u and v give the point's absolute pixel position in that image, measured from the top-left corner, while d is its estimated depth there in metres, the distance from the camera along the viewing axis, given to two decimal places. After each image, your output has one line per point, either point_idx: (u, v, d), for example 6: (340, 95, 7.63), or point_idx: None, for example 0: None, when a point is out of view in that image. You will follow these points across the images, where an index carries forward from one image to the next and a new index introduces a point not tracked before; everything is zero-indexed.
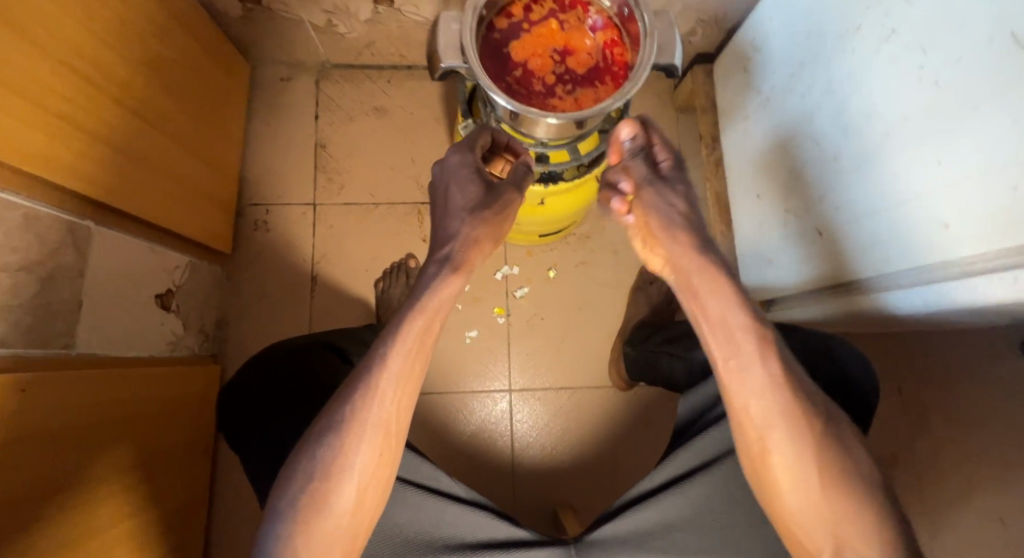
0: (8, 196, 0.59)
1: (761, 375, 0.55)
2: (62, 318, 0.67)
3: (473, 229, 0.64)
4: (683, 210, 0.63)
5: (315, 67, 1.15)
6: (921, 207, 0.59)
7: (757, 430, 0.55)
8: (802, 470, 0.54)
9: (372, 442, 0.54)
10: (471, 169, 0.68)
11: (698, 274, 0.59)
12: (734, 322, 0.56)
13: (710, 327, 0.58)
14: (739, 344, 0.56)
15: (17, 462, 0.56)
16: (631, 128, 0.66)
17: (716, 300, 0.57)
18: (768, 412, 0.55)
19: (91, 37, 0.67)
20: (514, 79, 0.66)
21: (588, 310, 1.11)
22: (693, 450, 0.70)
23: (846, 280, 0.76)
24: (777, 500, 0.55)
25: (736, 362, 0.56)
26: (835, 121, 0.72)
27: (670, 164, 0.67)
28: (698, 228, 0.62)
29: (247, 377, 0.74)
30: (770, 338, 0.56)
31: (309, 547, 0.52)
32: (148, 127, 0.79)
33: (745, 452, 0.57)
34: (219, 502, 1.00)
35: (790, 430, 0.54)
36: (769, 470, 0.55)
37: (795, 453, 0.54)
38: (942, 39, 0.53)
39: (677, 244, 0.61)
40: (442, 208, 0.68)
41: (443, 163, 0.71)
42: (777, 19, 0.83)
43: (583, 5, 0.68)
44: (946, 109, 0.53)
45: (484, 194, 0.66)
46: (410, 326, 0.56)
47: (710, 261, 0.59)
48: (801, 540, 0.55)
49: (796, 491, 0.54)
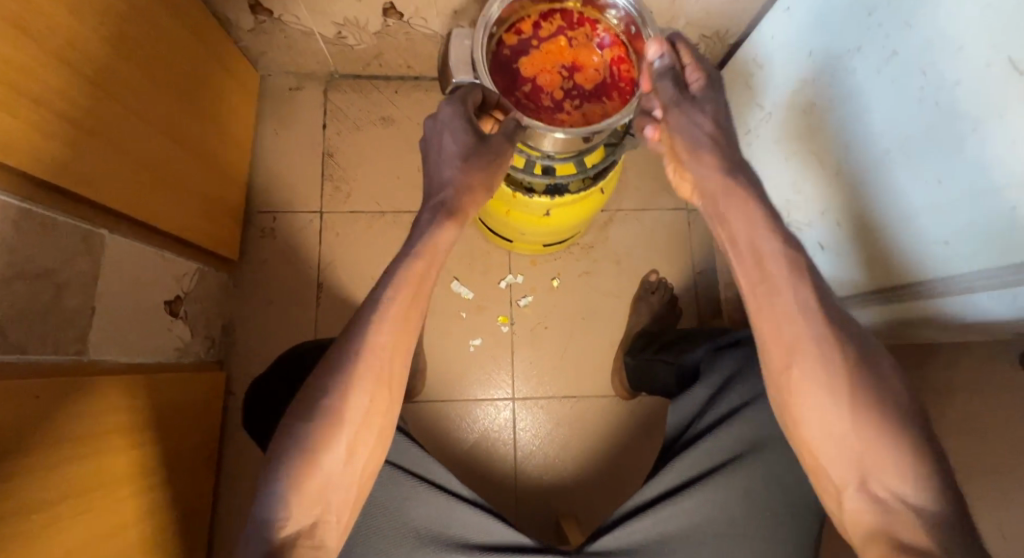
0: (34, 207, 0.61)
1: (786, 304, 0.55)
2: (76, 324, 0.68)
3: (467, 177, 0.64)
4: (713, 132, 0.60)
5: (323, 77, 1.17)
6: (923, 223, 0.60)
7: (784, 356, 0.56)
8: (831, 400, 0.54)
9: (369, 384, 0.55)
10: (461, 120, 0.64)
11: (725, 198, 0.58)
12: (759, 247, 0.57)
13: (738, 251, 0.58)
14: (767, 270, 0.56)
15: (29, 467, 0.56)
16: (659, 46, 0.62)
17: (741, 222, 0.57)
18: (796, 340, 0.55)
19: (104, 46, 0.68)
20: (523, 94, 0.68)
21: (591, 319, 1.12)
22: (690, 461, 0.72)
23: (853, 293, 0.77)
24: (800, 433, 0.56)
25: (764, 288, 0.56)
26: (838, 136, 0.73)
27: (702, 85, 0.63)
28: (728, 148, 0.60)
29: (268, 378, 0.76)
30: (803, 263, 0.56)
31: (300, 493, 0.52)
32: (162, 136, 0.80)
33: (772, 382, 0.58)
34: (223, 510, 1.00)
35: (817, 359, 0.54)
36: (793, 401, 0.56)
37: (822, 382, 0.54)
38: (943, 61, 0.54)
39: (705, 166, 0.60)
40: (435, 157, 0.67)
41: (434, 116, 0.68)
42: (780, 37, 0.85)
43: (591, 23, 0.70)
44: (947, 128, 0.55)
45: (475, 144, 0.63)
46: (406, 271, 0.58)
47: (736, 185, 0.58)
48: (824, 476, 0.56)
49: (819, 422, 0.54)
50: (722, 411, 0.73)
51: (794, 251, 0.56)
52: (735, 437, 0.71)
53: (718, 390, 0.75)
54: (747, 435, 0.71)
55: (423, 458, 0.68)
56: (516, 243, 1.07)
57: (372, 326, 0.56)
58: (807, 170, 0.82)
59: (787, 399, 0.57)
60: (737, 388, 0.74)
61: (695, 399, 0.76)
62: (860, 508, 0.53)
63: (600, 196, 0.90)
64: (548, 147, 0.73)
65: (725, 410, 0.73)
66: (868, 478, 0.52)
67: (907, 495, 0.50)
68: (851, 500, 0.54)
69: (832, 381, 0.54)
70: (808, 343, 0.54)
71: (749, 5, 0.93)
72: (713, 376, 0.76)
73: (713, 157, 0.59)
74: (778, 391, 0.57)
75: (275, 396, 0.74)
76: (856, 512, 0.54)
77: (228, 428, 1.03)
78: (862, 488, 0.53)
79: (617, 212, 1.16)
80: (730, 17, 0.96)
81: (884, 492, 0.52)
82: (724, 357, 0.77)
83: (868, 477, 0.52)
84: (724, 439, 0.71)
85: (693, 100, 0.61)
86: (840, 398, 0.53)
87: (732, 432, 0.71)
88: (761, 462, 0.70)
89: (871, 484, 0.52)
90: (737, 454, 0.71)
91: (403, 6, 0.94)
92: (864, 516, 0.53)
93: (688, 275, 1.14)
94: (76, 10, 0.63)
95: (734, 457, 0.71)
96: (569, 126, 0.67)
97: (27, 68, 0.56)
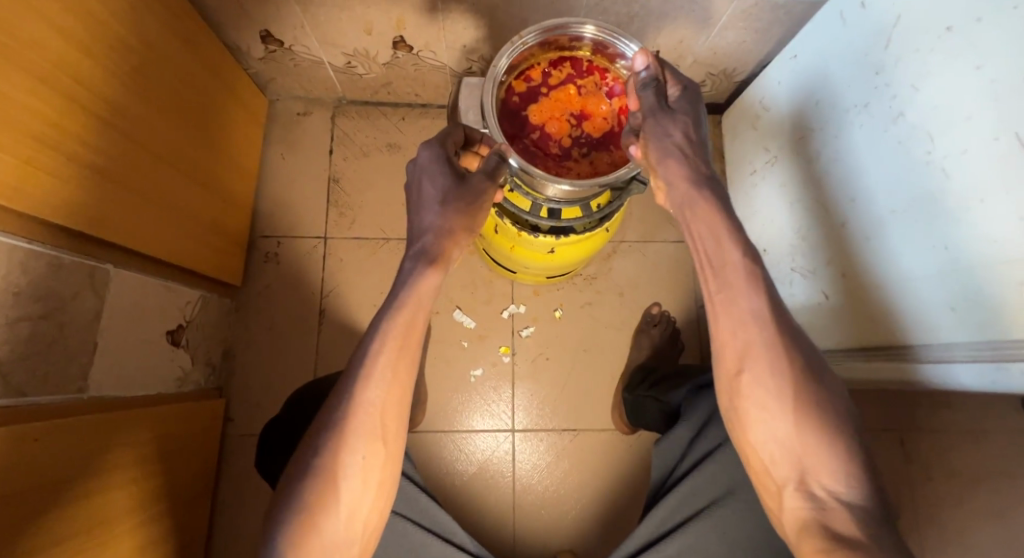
0: (37, 246, 0.61)
1: (743, 308, 0.58)
2: (77, 361, 0.68)
3: (446, 221, 0.66)
4: (684, 143, 0.63)
5: (331, 103, 1.17)
6: (925, 289, 0.61)
7: (736, 360, 0.58)
8: (776, 403, 0.56)
9: (362, 441, 0.56)
10: (440, 163, 0.67)
11: (690, 205, 0.62)
12: (723, 253, 0.60)
13: (705, 254, 0.61)
14: (729, 275, 0.59)
15: (27, 511, 0.56)
16: (645, 57, 0.64)
17: (705, 228, 0.61)
18: (748, 344, 0.58)
19: (117, 83, 0.68)
20: (532, 141, 0.70)
21: (594, 351, 1.12)
22: (670, 508, 0.71)
23: (846, 347, 0.78)
24: (748, 437, 0.59)
25: (723, 294, 0.59)
26: (841, 190, 0.74)
27: (680, 95, 0.66)
28: (694, 161, 0.63)
29: (280, 420, 0.76)
30: (760, 271, 0.59)
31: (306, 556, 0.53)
32: (172, 170, 0.81)
33: (724, 387, 0.61)
34: (217, 539, 0.99)
35: (768, 364, 0.57)
36: (742, 405, 0.59)
37: (770, 387, 0.57)
38: (950, 129, 0.56)
39: (673, 174, 0.62)
40: (416, 202, 0.69)
41: (415, 161, 0.71)
42: (785, 84, 0.86)
43: (600, 72, 0.71)
44: (952, 194, 0.56)
45: (454, 186, 0.66)
46: (391, 322, 0.59)
47: (701, 193, 0.61)
48: (766, 478, 0.58)
49: (764, 425, 0.57)
50: (701, 451, 0.73)
51: (754, 261, 0.59)
52: (713, 480, 0.71)
53: (700, 430, 0.75)
54: (722, 477, 0.71)
55: (430, 510, 0.71)
56: (519, 274, 1.07)
57: (361, 384, 0.57)
58: (808, 219, 0.83)
59: (737, 417, 0.60)
60: (716, 428, 0.73)
61: (678, 442, 0.76)
62: (797, 507, 0.56)
63: (604, 236, 0.91)
64: (552, 192, 0.74)
65: (702, 451, 0.73)
66: (807, 477, 0.55)
67: (840, 491, 0.54)
68: (789, 499, 0.57)
69: (778, 386, 0.56)
70: (759, 349, 0.57)
71: (756, 46, 0.93)
72: (693, 416, 0.75)
73: (682, 166, 0.62)
74: (729, 397, 0.60)
75: (285, 440, 0.73)
76: (794, 511, 0.56)
77: (226, 455, 1.02)
78: (801, 486, 0.56)
79: (621, 243, 1.16)
80: (737, 57, 0.96)
81: (820, 490, 0.55)
82: (703, 396, 0.77)
83: (807, 476, 0.55)
84: (705, 482, 0.71)
85: (670, 109, 0.63)
86: (786, 406, 0.56)
87: (707, 472, 0.71)
88: (742, 502, 0.70)
89: (809, 483, 0.55)
90: (714, 499, 0.71)
91: (412, 40, 0.94)
92: (800, 515, 0.55)
93: (690, 308, 1.14)
94: (91, 51, 0.64)
95: (712, 502, 0.70)
96: (577, 174, 0.70)
97: (36, 111, 0.57)
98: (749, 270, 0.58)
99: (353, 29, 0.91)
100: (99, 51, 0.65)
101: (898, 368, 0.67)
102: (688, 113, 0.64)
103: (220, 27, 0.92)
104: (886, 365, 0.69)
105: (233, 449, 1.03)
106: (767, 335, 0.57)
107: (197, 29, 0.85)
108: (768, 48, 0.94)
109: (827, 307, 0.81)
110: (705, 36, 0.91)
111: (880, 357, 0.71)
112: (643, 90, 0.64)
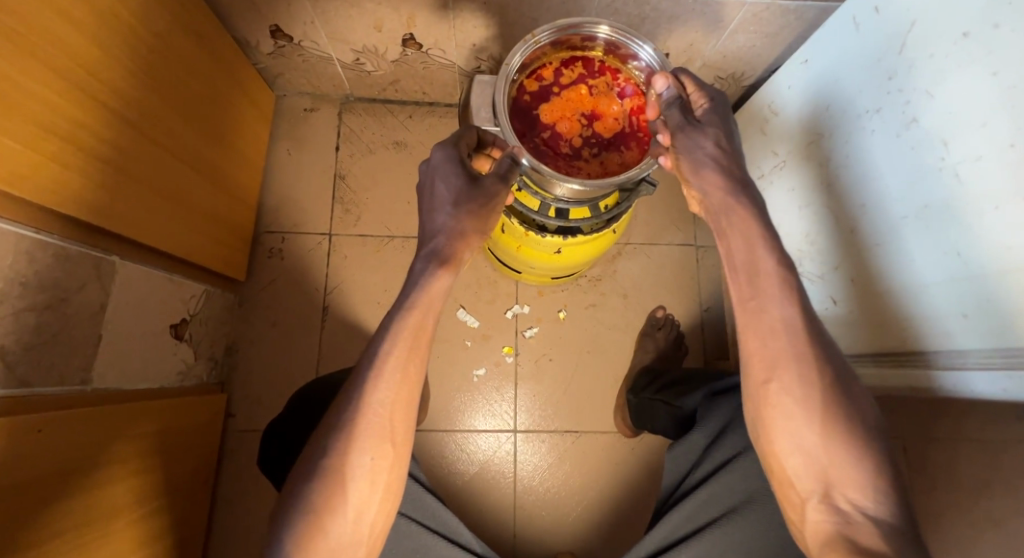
0: (44, 237, 0.61)
1: (775, 316, 0.58)
2: (81, 353, 0.68)
3: (459, 223, 0.66)
4: (717, 154, 0.63)
5: (338, 100, 1.17)
6: (937, 296, 0.62)
7: (766, 368, 0.58)
8: (803, 413, 0.56)
9: (370, 442, 0.56)
10: (454, 163, 0.67)
11: (726, 213, 0.62)
12: (756, 260, 0.59)
13: (735, 261, 0.61)
14: (762, 283, 0.59)
15: (25, 503, 0.56)
16: (665, 79, 0.65)
17: (740, 238, 0.60)
18: (778, 354, 0.58)
19: (128, 75, 0.68)
20: (543, 140, 0.70)
21: (598, 353, 1.11)
22: (683, 516, 0.71)
23: (860, 353, 0.77)
24: (773, 447, 0.58)
25: (755, 301, 0.59)
26: (854, 196, 0.74)
27: (708, 108, 0.66)
28: (731, 168, 0.63)
29: (287, 418, 0.75)
30: (794, 280, 0.58)
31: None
32: (181, 164, 0.81)
33: (751, 395, 0.60)
34: (216, 536, 0.98)
35: (797, 374, 0.57)
36: (768, 415, 0.58)
37: (798, 397, 0.56)
38: (964, 135, 0.56)
39: (708, 184, 0.63)
40: (428, 203, 0.68)
41: (428, 162, 0.70)
42: (795, 89, 0.86)
43: (611, 73, 0.72)
44: (968, 202, 0.56)
45: (466, 188, 0.66)
46: (402, 323, 0.59)
47: (738, 200, 0.61)
48: (789, 489, 0.58)
49: (791, 435, 0.57)
50: (718, 460, 0.72)
51: (789, 270, 0.59)
52: (728, 489, 0.71)
53: (714, 438, 0.74)
54: (738, 487, 0.70)
55: (437, 511, 0.71)
56: (524, 274, 1.07)
57: (370, 385, 0.56)
58: (819, 224, 0.82)
59: (764, 433, 0.59)
60: (733, 436, 0.73)
61: (693, 448, 0.75)
62: (820, 519, 0.55)
63: (612, 236, 0.90)
64: (560, 192, 0.74)
65: (719, 460, 0.72)
66: (833, 490, 0.55)
67: (867, 505, 0.53)
68: (812, 511, 0.56)
69: (807, 397, 0.56)
70: (789, 358, 0.57)
71: (766, 50, 0.93)
72: (710, 423, 0.75)
73: (718, 175, 0.62)
74: (755, 405, 0.60)
75: (292, 439, 0.73)
76: (816, 523, 0.56)
77: (227, 451, 1.02)
78: (825, 499, 0.55)
79: (626, 245, 1.16)
80: (747, 61, 0.96)
81: (846, 503, 0.54)
82: (720, 403, 0.76)
83: (832, 488, 0.55)
84: (720, 491, 0.71)
85: (697, 123, 0.64)
86: (814, 416, 0.56)
87: (723, 482, 0.71)
88: (759, 512, 0.69)
89: (834, 496, 0.55)
90: (730, 508, 0.70)
91: (422, 37, 0.94)
92: (823, 529, 0.55)
93: (694, 312, 1.14)
94: (100, 41, 0.63)
95: (728, 512, 0.70)
96: (587, 174, 0.70)
97: (43, 99, 0.56)
98: (782, 277, 0.58)
99: (363, 24, 0.91)
100: (109, 42, 0.65)
101: (908, 374, 0.68)
102: (718, 123, 0.65)
103: (229, 21, 0.92)
104: (902, 373, 0.69)
105: (235, 446, 1.02)
106: (795, 344, 0.57)
107: (208, 23, 0.85)
108: (779, 52, 0.94)
109: (837, 313, 0.81)
110: (716, 40, 0.91)
111: (891, 363, 0.71)
112: (668, 109, 0.66)
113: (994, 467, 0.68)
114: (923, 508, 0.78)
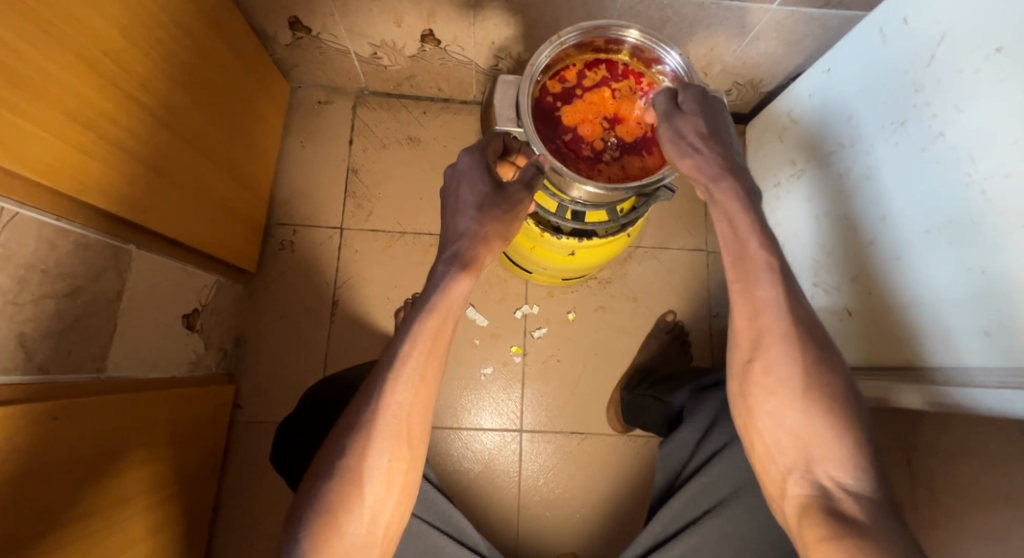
0: (67, 225, 0.62)
1: (760, 297, 0.57)
2: (97, 342, 0.68)
3: (483, 227, 0.66)
4: (698, 141, 0.61)
5: (353, 93, 1.16)
6: (957, 312, 0.62)
7: (749, 348, 0.58)
8: (787, 389, 0.55)
9: (387, 444, 0.56)
10: (480, 170, 0.67)
11: (710, 197, 0.61)
12: (744, 244, 0.58)
13: (724, 244, 0.60)
14: (750, 265, 0.58)
15: (36, 495, 0.55)
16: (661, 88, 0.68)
17: (724, 220, 0.60)
18: (762, 332, 0.57)
19: (154, 67, 0.69)
20: (564, 143, 0.70)
21: (605, 355, 1.11)
22: (675, 511, 0.71)
23: (875, 366, 0.77)
24: (755, 424, 0.58)
25: (741, 282, 0.58)
26: (873, 208, 0.74)
27: (694, 93, 0.63)
28: (723, 157, 0.61)
29: (300, 416, 0.75)
30: (779, 262, 0.57)
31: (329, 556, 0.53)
32: (198, 155, 0.81)
33: (735, 375, 0.60)
34: (221, 527, 0.98)
35: (782, 352, 0.56)
36: (752, 394, 0.58)
37: (783, 375, 0.56)
38: (994, 151, 0.56)
39: (688, 169, 0.61)
40: (452, 207, 0.68)
41: (454, 166, 0.70)
42: (815, 97, 0.86)
43: (635, 77, 0.72)
44: (996, 217, 0.56)
45: (492, 195, 0.66)
46: (422, 325, 0.59)
47: (722, 186, 0.60)
48: (770, 465, 0.58)
49: (773, 412, 0.56)
50: (706, 453, 0.73)
51: (776, 252, 0.57)
52: (719, 483, 0.70)
53: (704, 433, 0.74)
54: (728, 479, 0.70)
55: (447, 513, 0.72)
56: (535, 275, 1.07)
57: (389, 387, 0.56)
58: (835, 233, 0.82)
59: (747, 416, 0.59)
60: (722, 430, 0.73)
61: (684, 444, 0.75)
62: (800, 494, 0.55)
63: (627, 240, 0.91)
64: (578, 193, 0.74)
65: (708, 452, 0.73)
66: (814, 466, 0.54)
67: (848, 482, 0.52)
68: (793, 486, 0.55)
69: (790, 375, 0.55)
70: (773, 338, 0.56)
71: (787, 57, 0.93)
72: (697, 418, 0.75)
73: (698, 161, 0.60)
74: (739, 384, 0.59)
75: (307, 434, 0.73)
76: (797, 497, 0.55)
77: (233, 442, 1.02)
78: (806, 474, 0.55)
79: (637, 249, 1.15)
80: (767, 67, 0.96)
81: (827, 480, 0.53)
82: (706, 398, 0.76)
83: (814, 465, 0.54)
84: (709, 484, 0.71)
85: (679, 112, 0.63)
86: (796, 395, 0.55)
87: (712, 475, 0.71)
88: (749, 507, 0.69)
89: (817, 472, 0.54)
90: (719, 500, 0.70)
91: (441, 34, 0.93)
92: (802, 502, 0.54)
93: (703, 317, 1.14)
94: (124, 28, 0.63)
95: (717, 504, 0.70)
96: (608, 177, 0.70)
97: (71, 87, 0.57)
98: (767, 259, 0.57)
99: (383, 19, 0.90)
100: (137, 33, 0.65)
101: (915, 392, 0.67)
102: (698, 113, 0.62)
103: (250, 13, 0.91)
104: (912, 388, 0.69)
105: (240, 436, 1.02)
106: (784, 327, 0.56)
107: (229, 14, 0.85)
108: (799, 59, 0.94)
109: (851, 325, 0.81)
110: (737, 45, 0.90)
111: (903, 379, 0.71)
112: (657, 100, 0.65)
113: (999, 479, 0.68)
114: (928, 516, 0.79)
